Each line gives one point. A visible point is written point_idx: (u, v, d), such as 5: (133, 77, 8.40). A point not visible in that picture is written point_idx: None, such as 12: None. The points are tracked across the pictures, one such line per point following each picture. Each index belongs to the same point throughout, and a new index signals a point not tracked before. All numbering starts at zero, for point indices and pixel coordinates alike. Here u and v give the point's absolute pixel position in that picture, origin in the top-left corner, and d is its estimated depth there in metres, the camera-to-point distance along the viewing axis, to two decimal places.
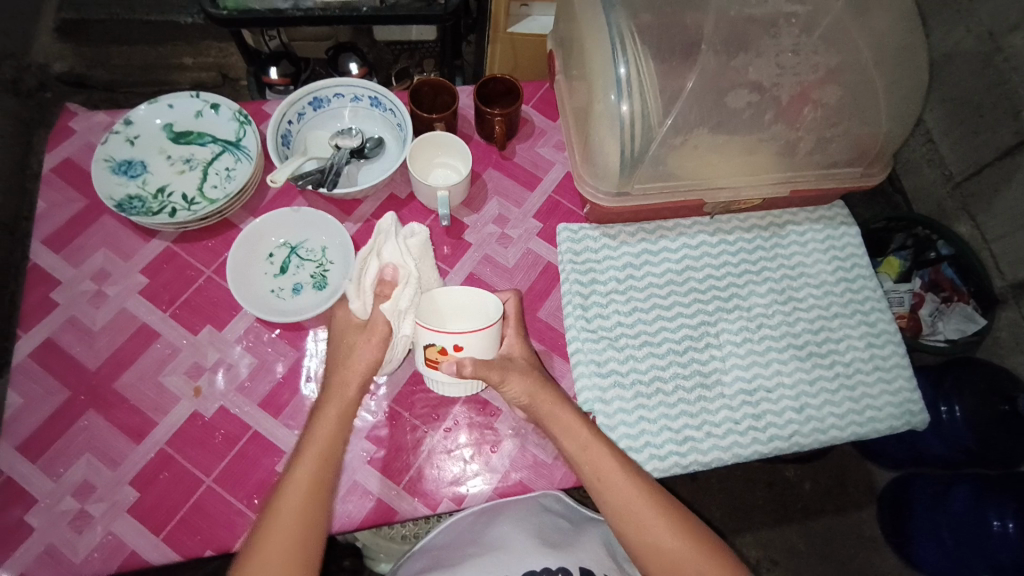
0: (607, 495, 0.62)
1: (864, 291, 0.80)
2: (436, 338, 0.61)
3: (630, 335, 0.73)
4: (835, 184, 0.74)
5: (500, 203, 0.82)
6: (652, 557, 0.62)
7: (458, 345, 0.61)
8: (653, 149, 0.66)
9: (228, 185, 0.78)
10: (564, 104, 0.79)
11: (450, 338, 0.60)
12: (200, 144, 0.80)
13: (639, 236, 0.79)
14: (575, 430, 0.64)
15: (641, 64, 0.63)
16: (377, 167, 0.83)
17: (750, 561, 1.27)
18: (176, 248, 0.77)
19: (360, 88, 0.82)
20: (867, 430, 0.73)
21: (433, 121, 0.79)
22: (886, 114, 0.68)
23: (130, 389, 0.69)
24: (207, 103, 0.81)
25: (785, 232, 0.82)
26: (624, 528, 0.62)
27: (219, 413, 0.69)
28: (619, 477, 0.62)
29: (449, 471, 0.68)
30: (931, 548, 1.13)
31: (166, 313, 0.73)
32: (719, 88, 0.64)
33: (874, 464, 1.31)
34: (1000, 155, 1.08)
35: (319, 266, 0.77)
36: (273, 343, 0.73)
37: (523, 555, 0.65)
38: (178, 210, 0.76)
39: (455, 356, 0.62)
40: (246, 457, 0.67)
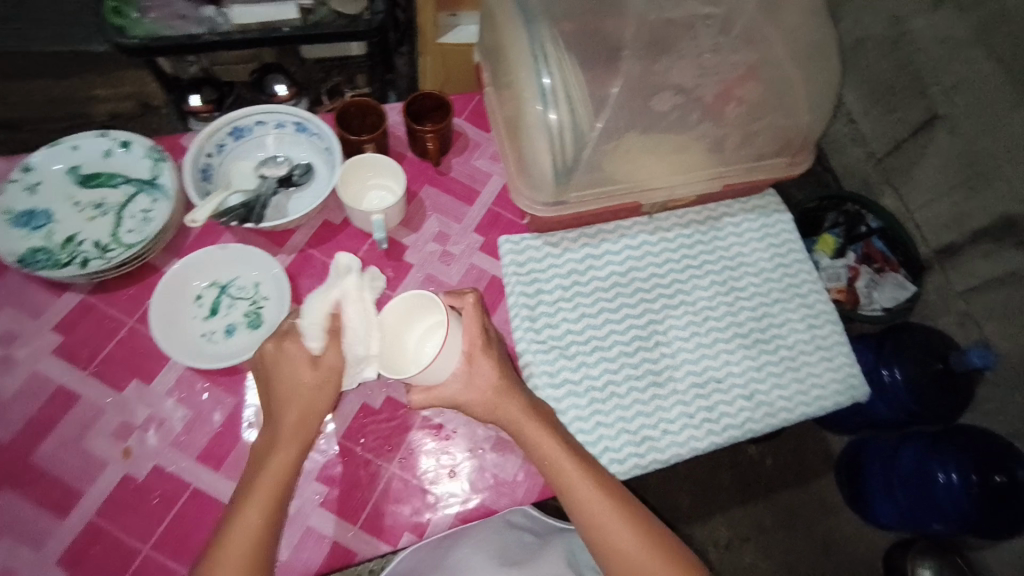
0: (577, 504, 0.60)
1: (800, 275, 0.83)
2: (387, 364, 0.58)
3: (580, 342, 0.72)
4: (764, 175, 0.76)
5: (439, 220, 0.80)
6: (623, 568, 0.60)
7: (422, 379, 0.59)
8: (585, 155, 0.66)
9: (145, 228, 0.73)
10: (494, 115, 0.78)
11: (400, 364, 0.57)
12: (111, 186, 0.74)
13: (581, 241, 0.78)
14: (540, 442, 0.62)
15: (565, 71, 0.63)
16: (307, 195, 0.79)
17: (723, 543, 1.29)
18: (92, 300, 0.71)
19: (283, 114, 0.79)
20: (815, 409, 0.75)
21: (363, 142, 0.76)
22: (804, 105, 0.71)
23: (50, 459, 0.63)
24: (116, 141, 0.75)
25: (721, 225, 0.84)
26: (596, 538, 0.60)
27: (154, 473, 0.64)
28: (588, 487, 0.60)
29: (408, 503, 0.66)
30: (888, 508, 1.17)
31: (86, 371, 0.68)
32: (645, 92, 0.65)
33: (831, 434, 1.35)
34: (915, 131, 1.13)
35: (252, 304, 0.73)
36: (208, 390, 0.68)
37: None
38: (91, 259, 0.70)
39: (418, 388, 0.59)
40: (188, 517, 0.62)
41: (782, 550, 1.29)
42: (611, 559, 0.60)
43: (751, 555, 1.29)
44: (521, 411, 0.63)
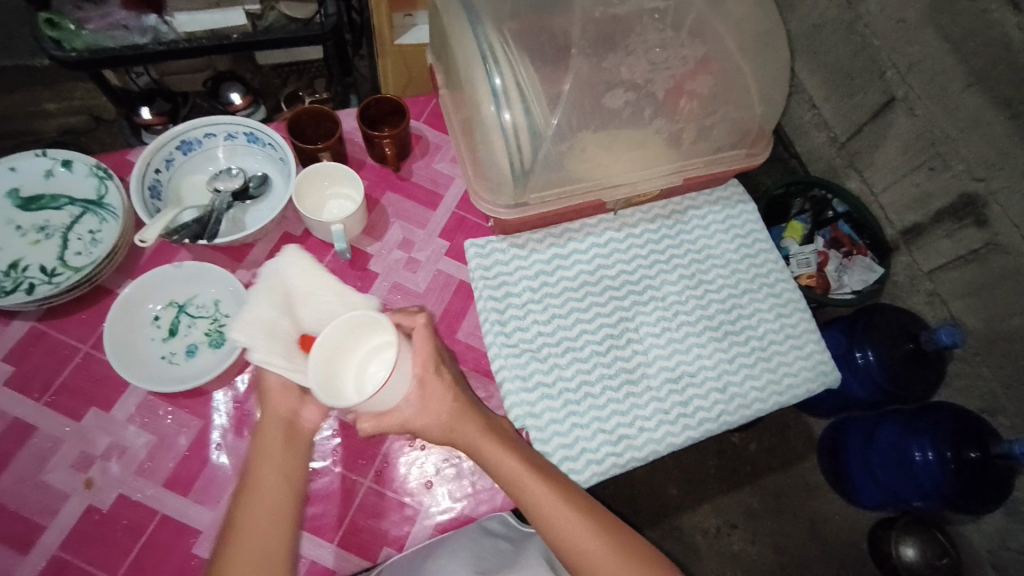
0: (546, 518, 0.59)
1: (766, 264, 0.83)
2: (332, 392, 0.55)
3: (551, 344, 0.72)
4: (723, 167, 0.77)
5: (403, 227, 0.79)
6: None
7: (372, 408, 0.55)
8: (543, 156, 0.65)
9: (95, 249, 0.71)
10: (451, 117, 0.77)
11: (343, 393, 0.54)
12: (55, 208, 0.72)
13: (548, 242, 0.78)
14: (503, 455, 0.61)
15: (517, 72, 0.63)
16: (265, 207, 0.77)
17: (711, 530, 1.31)
18: (43, 327, 0.69)
19: (232, 124, 0.77)
20: (788, 397, 0.76)
21: (318, 151, 0.74)
22: (756, 96, 0.71)
23: (7, 496, 0.61)
24: (57, 160, 0.72)
25: (687, 218, 0.84)
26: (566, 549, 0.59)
27: (118, 503, 0.62)
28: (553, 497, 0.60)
29: (386, 516, 0.65)
30: (869, 486, 1.20)
31: (40, 402, 0.65)
32: (597, 90, 0.65)
33: (810, 415, 1.37)
34: (874, 114, 1.15)
35: (213, 322, 0.71)
36: (172, 414, 0.66)
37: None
38: (37, 285, 0.68)
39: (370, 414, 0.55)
40: (156, 546, 0.61)
41: (768, 533, 1.31)
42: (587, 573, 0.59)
43: (739, 540, 1.30)
44: (484, 432, 0.62)
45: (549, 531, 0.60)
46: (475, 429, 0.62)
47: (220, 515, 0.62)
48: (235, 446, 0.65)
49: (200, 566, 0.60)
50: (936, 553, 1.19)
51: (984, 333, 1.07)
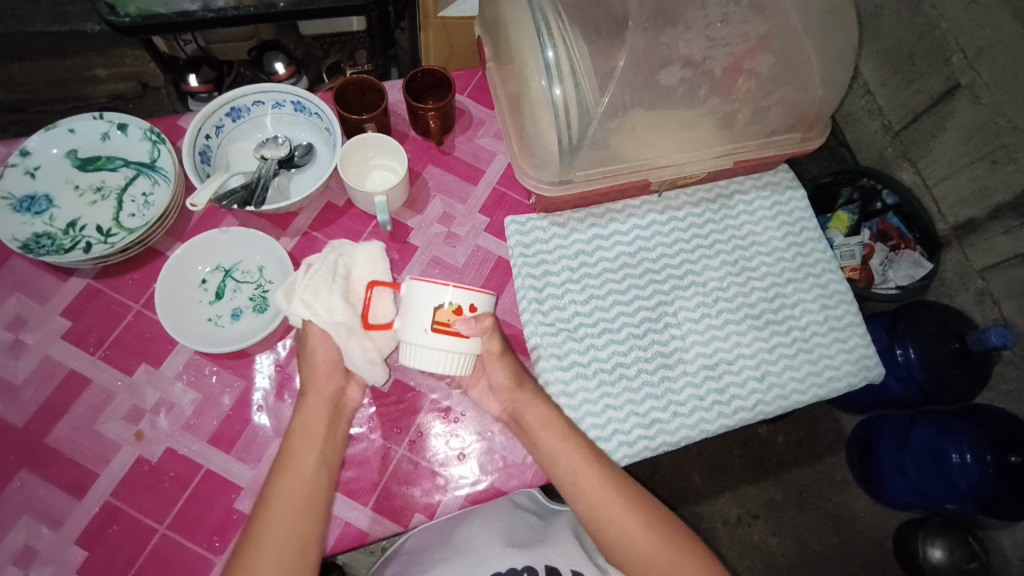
0: (579, 487, 0.62)
1: (813, 255, 0.81)
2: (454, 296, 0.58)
3: (588, 324, 0.72)
4: (776, 151, 0.74)
5: (444, 201, 0.79)
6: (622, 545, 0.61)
7: (473, 304, 0.59)
8: (592, 133, 0.64)
9: (147, 211, 0.73)
10: (497, 91, 0.76)
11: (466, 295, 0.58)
12: (110, 170, 0.74)
13: (589, 221, 0.77)
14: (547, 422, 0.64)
15: (569, 46, 0.61)
16: (309, 176, 0.78)
17: (731, 519, 1.30)
18: (98, 285, 0.71)
19: (280, 93, 0.77)
20: (828, 390, 0.74)
21: (364, 122, 0.74)
22: (818, 78, 0.68)
23: (64, 443, 0.65)
24: (113, 123, 0.74)
25: (732, 203, 0.82)
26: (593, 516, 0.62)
27: (166, 456, 0.65)
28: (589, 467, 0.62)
29: (418, 484, 0.66)
30: (900, 486, 1.17)
31: (95, 356, 0.68)
32: (651, 66, 0.63)
33: (842, 411, 1.34)
34: (935, 101, 1.09)
35: (257, 288, 0.73)
36: (217, 374, 0.69)
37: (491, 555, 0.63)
38: (93, 244, 0.70)
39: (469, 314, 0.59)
40: (201, 498, 0.63)
41: (791, 527, 1.30)
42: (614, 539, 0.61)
43: (760, 531, 1.30)
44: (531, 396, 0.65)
45: (581, 499, 0.62)
46: (513, 398, 0.64)
47: (261, 473, 0.65)
48: (276, 408, 0.67)
49: (241, 520, 0.63)
50: (965, 557, 1.15)
51: None
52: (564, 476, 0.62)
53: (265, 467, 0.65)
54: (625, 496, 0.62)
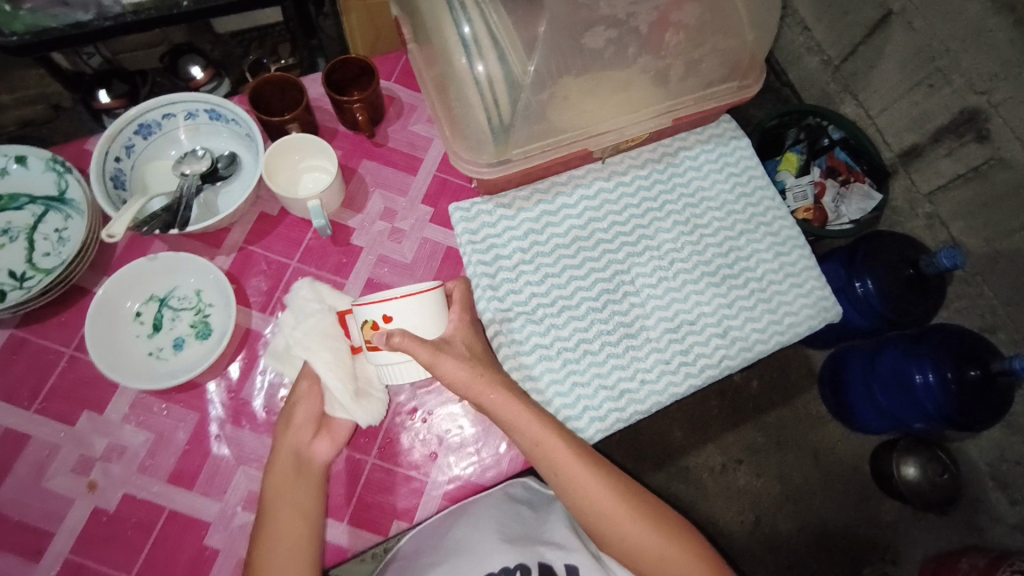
0: (562, 482, 0.61)
1: (763, 203, 0.80)
2: (362, 311, 0.58)
3: (546, 304, 0.70)
4: (715, 103, 0.72)
5: (384, 196, 0.76)
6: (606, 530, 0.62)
7: (386, 316, 0.58)
8: (523, 107, 0.61)
9: (63, 248, 0.68)
10: (421, 74, 0.72)
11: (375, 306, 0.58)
12: (15, 208, 0.68)
13: (535, 198, 0.75)
14: (524, 425, 0.60)
15: (487, 19, 0.58)
16: (236, 187, 0.73)
17: (717, 467, 1.33)
18: (22, 334, 0.66)
19: (191, 102, 0.72)
20: (789, 336, 0.75)
21: (285, 123, 0.70)
22: (747, 22, 0.66)
23: (11, 506, 0.61)
24: (9, 157, 0.68)
25: (678, 161, 0.80)
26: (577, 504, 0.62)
27: (125, 502, 0.62)
28: (570, 462, 0.61)
29: (395, 490, 0.65)
30: (871, 412, 1.22)
31: (30, 410, 0.64)
32: (576, 29, 0.60)
33: (811, 348, 1.37)
34: (870, 31, 1.09)
35: (197, 313, 0.69)
36: (167, 409, 0.65)
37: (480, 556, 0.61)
38: (8, 291, 0.65)
39: (386, 329, 0.58)
40: (169, 540, 0.61)
41: (773, 465, 1.34)
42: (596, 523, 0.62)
43: (745, 474, 1.33)
44: (500, 396, 0.61)
45: (566, 492, 0.62)
46: (486, 401, 0.61)
47: (229, 504, 0.62)
48: (236, 436, 0.65)
49: (214, 556, 0.61)
50: (936, 470, 1.22)
51: (983, 254, 1.05)
52: (547, 472, 0.61)
53: (232, 498, 0.62)
54: (608, 486, 0.62)
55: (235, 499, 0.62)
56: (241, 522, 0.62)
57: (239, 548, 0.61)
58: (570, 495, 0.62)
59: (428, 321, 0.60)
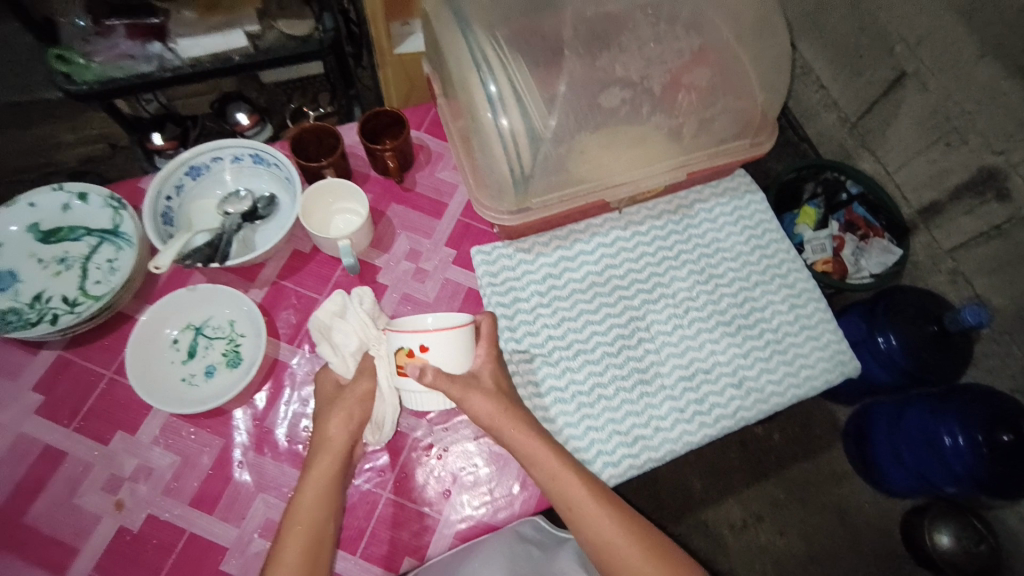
0: (578, 520, 0.61)
1: (778, 255, 0.82)
2: (403, 339, 0.60)
3: (562, 347, 0.72)
4: (729, 158, 0.75)
5: (410, 238, 0.80)
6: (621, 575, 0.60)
7: (424, 346, 0.60)
8: (543, 159, 0.65)
9: (113, 277, 0.73)
10: (449, 126, 0.77)
11: (415, 336, 0.59)
12: (73, 239, 0.74)
13: (554, 244, 0.78)
14: (541, 459, 0.62)
15: (511, 77, 0.62)
16: (273, 226, 0.78)
17: (736, 522, 1.29)
18: (68, 355, 0.71)
19: (237, 147, 0.78)
20: (806, 389, 0.75)
21: (322, 169, 0.75)
22: (757, 84, 0.70)
23: (43, 521, 0.64)
24: (72, 193, 0.75)
25: (694, 212, 0.83)
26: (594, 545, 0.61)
27: (148, 523, 0.64)
28: (585, 499, 0.61)
29: (407, 526, 0.66)
30: (899, 472, 1.17)
31: (69, 428, 0.68)
32: (592, 90, 0.65)
33: (833, 402, 1.34)
34: (885, 90, 1.12)
35: (229, 342, 0.72)
36: (195, 433, 0.68)
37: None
38: (60, 315, 0.70)
39: (421, 359, 0.60)
40: (187, 563, 0.63)
41: (795, 523, 1.29)
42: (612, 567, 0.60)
43: (766, 532, 1.29)
44: (521, 428, 0.63)
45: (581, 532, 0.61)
46: (503, 434, 0.63)
47: (246, 531, 0.64)
48: (257, 463, 0.67)
49: None
50: (973, 539, 1.16)
51: (1009, 312, 1.04)
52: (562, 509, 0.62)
53: (250, 525, 0.64)
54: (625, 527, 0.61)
55: (252, 526, 0.64)
56: (256, 549, 0.63)
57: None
58: (591, 539, 0.61)
59: (457, 357, 0.62)
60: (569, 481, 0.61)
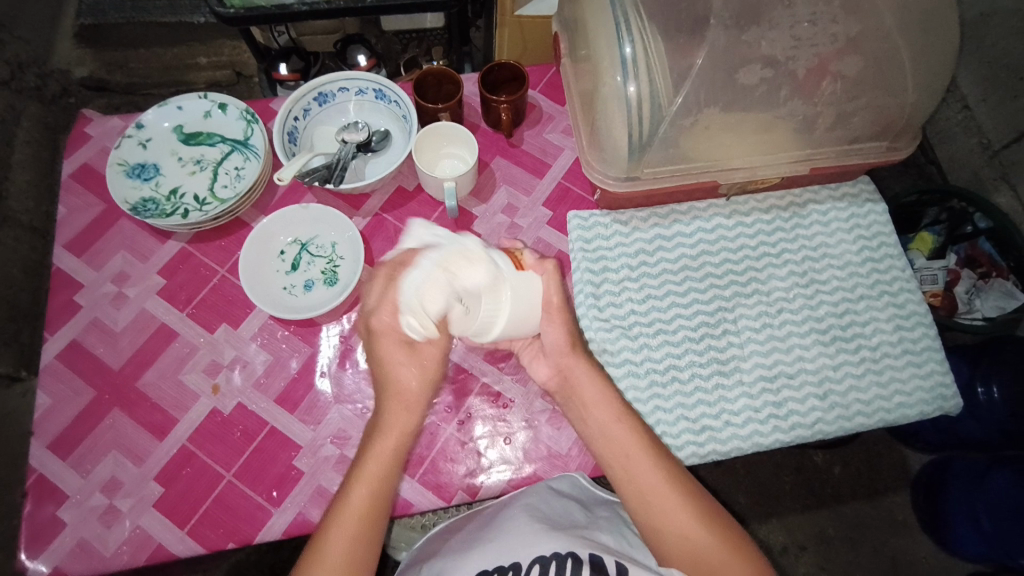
0: (630, 471, 0.59)
1: (891, 272, 0.77)
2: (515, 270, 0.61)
3: (643, 323, 0.71)
4: (858, 160, 0.72)
5: (509, 192, 0.81)
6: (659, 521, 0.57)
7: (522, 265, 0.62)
8: (663, 129, 0.64)
9: (238, 184, 0.79)
10: (571, 88, 0.77)
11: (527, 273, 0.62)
12: (209, 144, 0.81)
13: (652, 221, 0.77)
14: (600, 400, 0.62)
15: (648, 44, 0.62)
16: (383, 161, 0.82)
17: (776, 546, 1.24)
18: (191, 248, 0.78)
19: (364, 80, 0.82)
20: (895, 416, 0.70)
21: (439, 112, 0.77)
22: (911, 84, 0.66)
23: (151, 388, 0.71)
24: (215, 103, 0.81)
25: (805, 212, 0.79)
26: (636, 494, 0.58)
27: (237, 410, 0.70)
28: (635, 443, 0.60)
29: (464, 464, 0.68)
30: (967, 532, 1.07)
31: (183, 312, 0.75)
32: (731, 64, 0.62)
33: (908, 447, 1.25)
34: None
35: (329, 262, 0.77)
36: (287, 339, 0.73)
37: (528, 544, 0.56)
38: (190, 211, 0.77)
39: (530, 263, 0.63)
40: (265, 452, 0.68)
41: (840, 561, 1.22)
42: (650, 510, 0.57)
43: (806, 562, 1.23)
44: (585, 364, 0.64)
45: (630, 478, 0.59)
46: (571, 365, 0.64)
47: (319, 435, 0.69)
48: (338, 376, 0.71)
49: (299, 477, 0.67)
50: None
51: None
52: (614, 454, 0.60)
53: (324, 430, 0.69)
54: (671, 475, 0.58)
55: (326, 432, 0.69)
56: (326, 454, 0.68)
57: (321, 476, 0.67)
58: (632, 481, 0.58)
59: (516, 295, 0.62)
60: (642, 462, 0.59)
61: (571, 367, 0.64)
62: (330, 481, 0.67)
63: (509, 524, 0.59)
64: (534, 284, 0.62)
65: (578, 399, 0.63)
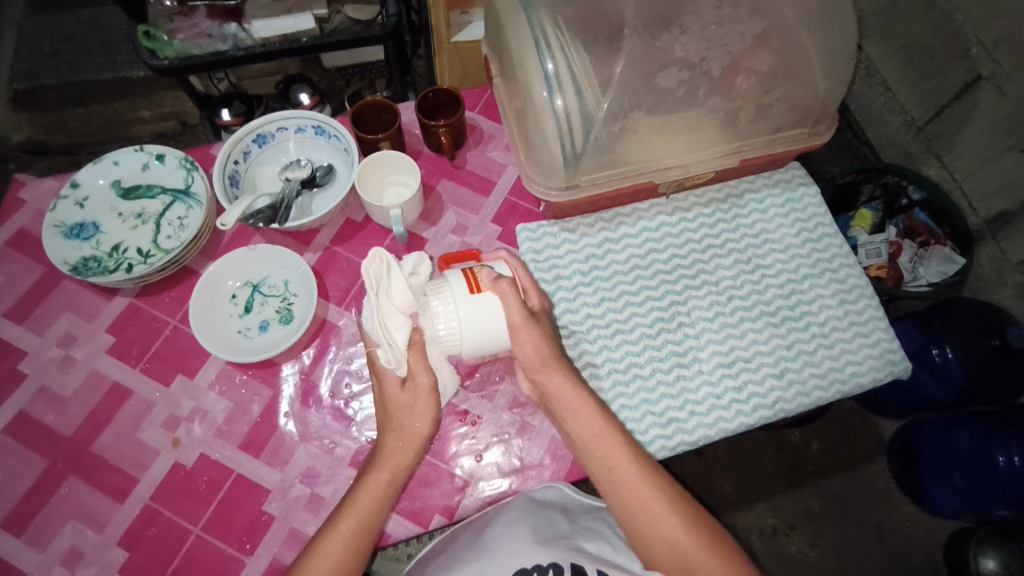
0: (619, 487, 0.59)
1: (830, 250, 0.80)
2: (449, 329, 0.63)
3: (601, 326, 0.73)
4: (784, 147, 0.76)
5: (457, 213, 0.82)
6: (643, 526, 0.58)
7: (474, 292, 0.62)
8: (594, 137, 0.66)
9: (182, 233, 0.78)
10: (505, 107, 0.79)
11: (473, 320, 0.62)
12: (150, 196, 0.80)
13: (599, 226, 0.79)
14: (584, 411, 0.61)
15: (568, 56, 0.64)
16: (330, 194, 0.82)
17: (767, 530, 1.26)
18: (139, 303, 0.77)
19: (302, 118, 0.82)
20: (851, 386, 0.73)
21: (380, 141, 0.78)
22: (818, 74, 0.70)
23: (108, 450, 0.69)
24: (152, 154, 0.80)
25: (743, 202, 0.82)
26: (622, 504, 0.59)
27: (200, 461, 0.68)
28: (620, 457, 0.60)
29: (437, 487, 0.67)
30: (945, 492, 1.10)
31: (136, 368, 0.73)
32: (649, 70, 0.66)
33: (879, 416, 1.29)
34: (957, 95, 1.07)
35: (283, 301, 0.76)
36: (247, 383, 0.72)
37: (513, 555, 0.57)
38: (135, 265, 0.76)
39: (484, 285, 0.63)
40: (233, 500, 0.66)
41: (830, 537, 1.24)
42: (637, 519, 0.58)
43: (798, 542, 1.25)
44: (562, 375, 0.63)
45: (619, 493, 0.59)
46: (549, 381, 0.63)
47: (288, 476, 0.67)
48: (302, 415, 0.70)
49: (270, 522, 0.65)
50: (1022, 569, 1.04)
51: None
52: (602, 470, 0.60)
53: (292, 471, 0.68)
54: (651, 483, 0.59)
55: (294, 472, 0.67)
56: (297, 494, 0.67)
57: (293, 518, 0.66)
58: (620, 494, 0.59)
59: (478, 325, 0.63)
60: (630, 476, 0.59)
61: (546, 383, 0.63)
62: (303, 522, 0.65)
63: (498, 542, 0.59)
64: (493, 307, 0.62)
65: (558, 411, 0.63)
